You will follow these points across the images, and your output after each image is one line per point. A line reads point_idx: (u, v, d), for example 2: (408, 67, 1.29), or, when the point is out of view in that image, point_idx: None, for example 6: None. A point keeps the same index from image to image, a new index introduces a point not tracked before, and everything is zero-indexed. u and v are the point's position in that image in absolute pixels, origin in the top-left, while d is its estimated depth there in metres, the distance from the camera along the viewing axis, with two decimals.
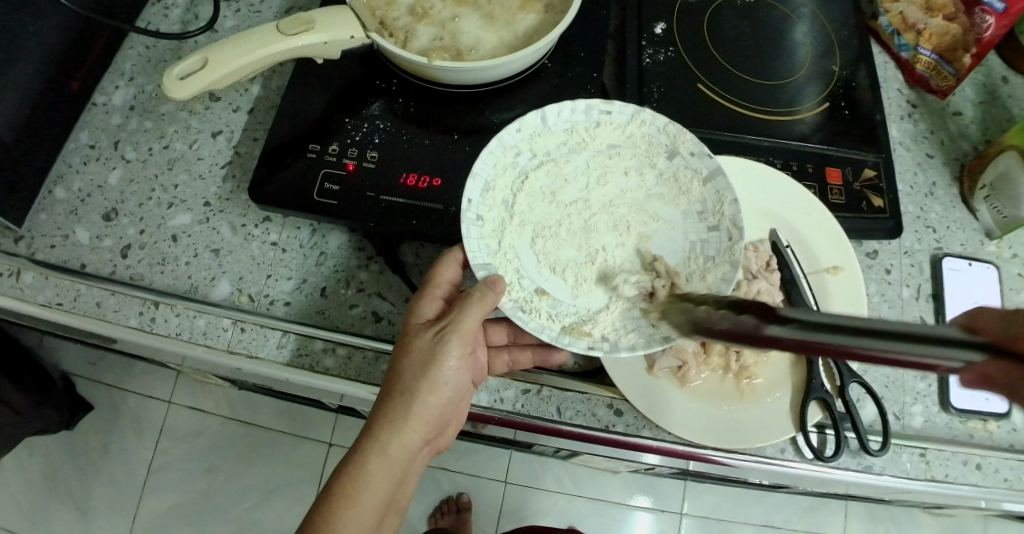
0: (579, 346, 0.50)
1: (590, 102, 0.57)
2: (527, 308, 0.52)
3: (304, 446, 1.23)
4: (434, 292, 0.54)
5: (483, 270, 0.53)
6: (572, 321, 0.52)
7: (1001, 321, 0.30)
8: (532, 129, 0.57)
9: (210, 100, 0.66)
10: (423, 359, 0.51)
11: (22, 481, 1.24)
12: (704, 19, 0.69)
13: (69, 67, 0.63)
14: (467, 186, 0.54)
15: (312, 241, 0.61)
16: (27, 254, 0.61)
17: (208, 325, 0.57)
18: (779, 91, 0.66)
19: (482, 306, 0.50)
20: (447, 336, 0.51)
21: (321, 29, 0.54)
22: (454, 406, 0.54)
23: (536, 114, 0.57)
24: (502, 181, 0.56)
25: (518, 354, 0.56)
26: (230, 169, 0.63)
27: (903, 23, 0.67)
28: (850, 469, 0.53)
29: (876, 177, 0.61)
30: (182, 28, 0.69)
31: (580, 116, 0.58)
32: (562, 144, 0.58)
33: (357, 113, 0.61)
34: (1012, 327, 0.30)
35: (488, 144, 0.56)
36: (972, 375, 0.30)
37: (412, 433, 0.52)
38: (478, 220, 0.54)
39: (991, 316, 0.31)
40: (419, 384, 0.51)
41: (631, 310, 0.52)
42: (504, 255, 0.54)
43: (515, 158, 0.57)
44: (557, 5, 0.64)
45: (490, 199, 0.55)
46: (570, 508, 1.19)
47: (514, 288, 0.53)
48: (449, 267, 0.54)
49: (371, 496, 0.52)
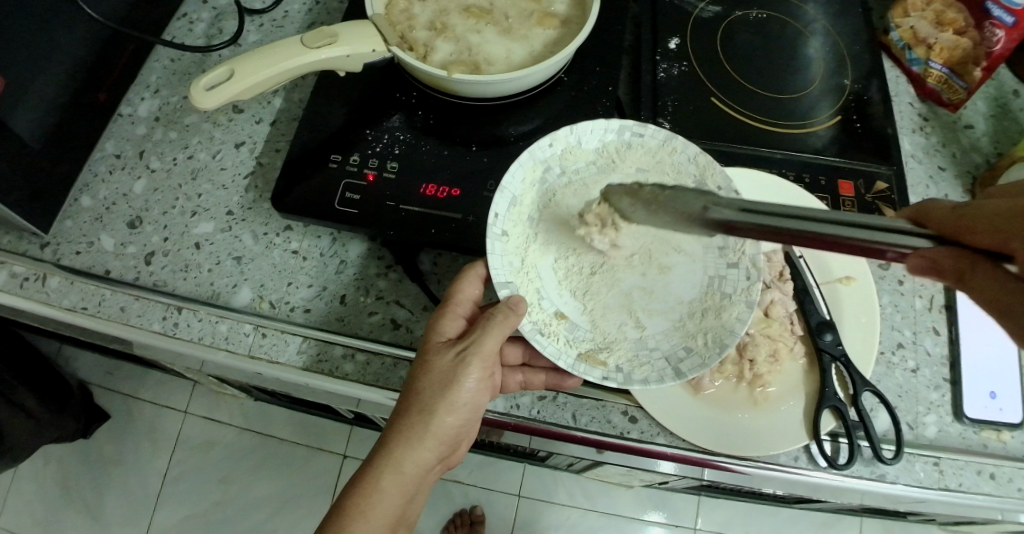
0: (594, 376, 0.51)
1: (625, 122, 0.59)
2: (545, 331, 0.54)
3: (315, 454, 1.24)
4: (455, 310, 0.55)
5: (504, 289, 0.53)
6: (588, 348, 0.53)
7: (949, 213, 0.39)
8: (564, 145, 0.58)
9: (233, 112, 0.68)
10: (442, 378, 0.52)
11: (37, 486, 1.26)
12: (717, 34, 0.70)
13: (98, 80, 0.65)
14: (495, 200, 0.55)
15: (332, 249, 0.62)
16: (53, 260, 0.62)
17: (230, 330, 0.58)
18: (790, 105, 0.67)
19: (504, 328, 0.51)
20: (468, 357, 0.52)
21: (343, 43, 0.56)
22: (469, 426, 0.54)
23: (569, 131, 0.58)
24: (528, 197, 0.58)
25: (532, 375, 0.56)
26: (253, 179, 0.65)
27: (913, 37, 0.68)
28: (863, 477, 0.54)
29: (887, 190, 0.62)
30: (207, 42, 0.71)
31: (612, 136, 0.59)
32: (592, 164, 0.59)
33: (378, 125, 0.62)
34: (959, 219, 0.38)
35: (519, 157, 0.57)
36: (922, 258, 0.38)
37: (426, 451, 0.53)
38: (503, 236, 0.55)
39: (942, 209, 0.39)
40: (438, 403, 0.52)
41: (648, 341, 0.54)
42: (527, 273, 0.55)
43: (544, 175, 0.58)
44: (573, 20, 0.65)
45: (516, 214, 0.57)
46: (581, 520, 1.19)
47: (534, 308, 0.54)
48: (470, 284, 0.55)
49: (381, 512, 0.52)
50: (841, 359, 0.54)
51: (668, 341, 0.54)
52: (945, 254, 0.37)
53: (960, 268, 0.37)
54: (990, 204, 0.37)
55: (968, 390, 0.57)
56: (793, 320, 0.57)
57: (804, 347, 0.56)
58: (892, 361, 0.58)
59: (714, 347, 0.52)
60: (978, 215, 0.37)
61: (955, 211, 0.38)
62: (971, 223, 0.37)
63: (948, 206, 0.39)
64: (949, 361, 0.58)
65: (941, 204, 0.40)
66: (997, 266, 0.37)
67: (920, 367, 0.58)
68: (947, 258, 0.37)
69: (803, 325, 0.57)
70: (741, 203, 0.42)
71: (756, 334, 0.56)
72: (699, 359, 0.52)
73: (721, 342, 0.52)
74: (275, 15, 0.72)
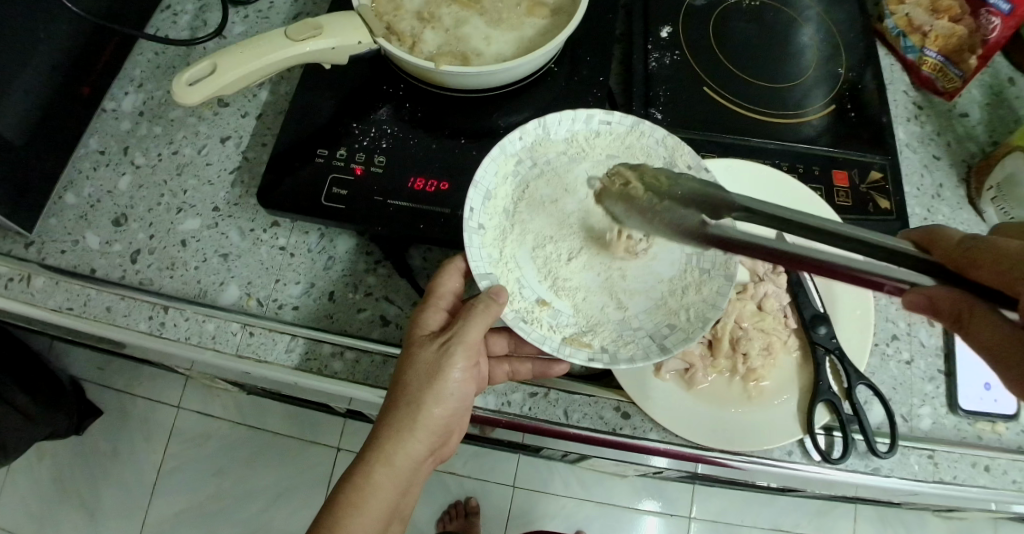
0: (580, 358, 0.50)
1: (591, 111, 0.58)
2: (529, 318, 0.53)
3: (310, 448, 1.24)
4: (438, 303, 0.54)
5: (483, 280, 0.53)
6: (572, 333, 0.53)
7: (954, 246, 0.40)
8: (534, 138, 0.58)
9: (219, 106, 0.66)
10: (428, 370, 0.51)
11: (32, 483, 1.25)
12: (709, 22, 0.69)
13: (80, 74, 0.63)
14: (470, 194, 0.54)
15: (320, 245, 0.61)
16: (37, 259, 0.61)
17: (217, 329, 0.57)
18: (784, 95, 0.66)
19: (487, 317, 0.51)
20: (453, 347, 0.51)
21: (329, 35, 0.55)
22: (458, 417, 0.54)
23: (538, 123, 0.58)
24: (502, 190, 0.57)
25: (518, 365, 0.55)
26: (239, 174, 0.64)
27: (908, 25, 0.67)
28: (858, 471, 0.53)
29: (882, 179, 0.61)
30: (191, 34, 0.70)
31: (580, 127, 0.58)
32: (562, 154, 0.58)
33: (365, 118, 0.61)
34: (971, 257, 0.39)
35: (491, 151, 0.56)
36: (921, 297, 0.40)
37: (417, 443, 0.52)
38: (480, 229, 0.54)
39: (951, 242, 0.41)
40: (425, 395, 0.51)
41: (632, 322, 0.53)
42: (506, 265, 0.55)
43: (517, 168, 0.57)
44: (563, 9, 0.64)
45: (491, 208, 0.56)
46: (578, 511, 1.19)
47: (515, 298, 0.54)
48: (451, 277, 0.55)
49: (374, 506, 0.51)
50: (835, 352, 0.54)
51: (651, 320, 0.53)
52: (942, 295, 0.39)
53: (958, 311, 0.39)
54: (1002, 242, 0.38)
55: (963, 383, 0.56)
56: (787, 313, 0.56)
57: (798, 341, 0.56)
58: (886, 352, 0.58)
59: (697, 323, 0.51)
60: (994, 255, 0.38)
61: (962, 245, 0.40)
62: (987, 261, 0.38)
63: (955, 237, 0.41)
64: (944, 353, 0.58)
65: (949, 231, 0.41)
66: (993, 311, 0.39)
67: (915, 359, 0.58)
68: (947, 297, 0.39)
69: (797, 319, 0.56)
70: (757, 208, 0.42)
71: (750, 328, 0.55)
72: (683, 333, 0.51)
73: (704, 317, 0.51)
74: (260, 6, 0.71)
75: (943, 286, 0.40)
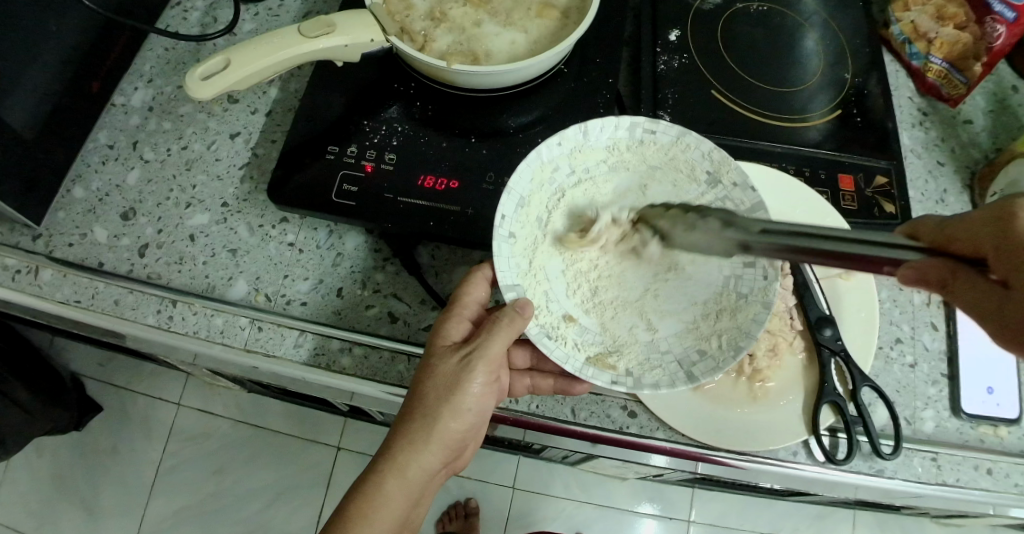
0: (603, 379, 0.50)
1: (636, 119, 0.57)
2: (553, 335, 0.53)
3: (311, 447, 1.23)
4: (461, 314, 0.54)
5: (511, 291, 0.53)
6: (597, 351, 0.53)
7: (935, 228, 0.41)
8: (573, 144, 0.57)
9: (229, 102, 0.67)
10: (447, 382, 0.51)
11: (30, 478, 1.25)
12: (716, 26, 0.70)
13: (91, 68, 0.63)
14: (503, 201, 0.54)
15: (329, 242, 0.61)
16: (45, 252, 0.61)
17: (225, 324, 0.57)
18: (790, 99, 0.66)
19: (510, 330, 0.50)
20: (474, 361, 0.51)
21: (342, 32, 0.55)
22: (474, 431, 0.54)
23: (578, 129, 0.57)
24: (538, 197, 0.57)
25: (540, 380, 0.55)
26: (248, 170, 0.64)
27: (914, 31, 0.67)
28: (862, 472, 0.54)
29: (888, 184, 0.62)
30: (202, 30, 0.70)
31: (623, 134, 0.58)
32: (602, 162, 0.58)
33: (375, 116, 0.62)
34: (946, 233, 0.40)
35: (527, 156, 0.55)
36: (912, 272, 0.39)
37: (431, 456, 0.52)
38: (511, 238, 0.54)
39: (929, 225, 0.42)
40: (442, 408, 0.51)
41: (659, 344, 0.53)
42: (536, 276, 0.55)
43: (553, 175, 0.57)
44: (573, 11, 0.65)
45: (524, 215, 0.56)
46: (577, 513, 1.19)
47: (542, 312, 0.54)
48: (477, 287, 0.55)
49: (385, 516, 0.52)
50: (840, 354, 0.54)
51: (680, 344, 0.53)
52: (930, 265, 0.39)
53: (944, 276, 0.39)
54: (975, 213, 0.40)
55: (966, 385, 0.57)
56: (793, 315, 0.57)
57: (804, 342, 0.56)
58: (890, 355, 0.58)
59: (728, 350, 0.51)
60: (964, 224, 0.40)
61: (942, 228, 0.41)
62: (957, 232, 0.40)
63: (935, 222, 0.42)
64: (948, 356, 0.58)
65: (929, 220, 0.43)
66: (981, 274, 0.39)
67: (918, 362, 0.58)
68: (936, 267, 0.39)
69: (802, 320, 0.57)
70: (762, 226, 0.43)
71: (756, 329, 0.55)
72: (713, 362, 0.51)
73: (735, 344, 0.51)
74: (271, 4, 0.71)
75: (929, 256, 0.39)
